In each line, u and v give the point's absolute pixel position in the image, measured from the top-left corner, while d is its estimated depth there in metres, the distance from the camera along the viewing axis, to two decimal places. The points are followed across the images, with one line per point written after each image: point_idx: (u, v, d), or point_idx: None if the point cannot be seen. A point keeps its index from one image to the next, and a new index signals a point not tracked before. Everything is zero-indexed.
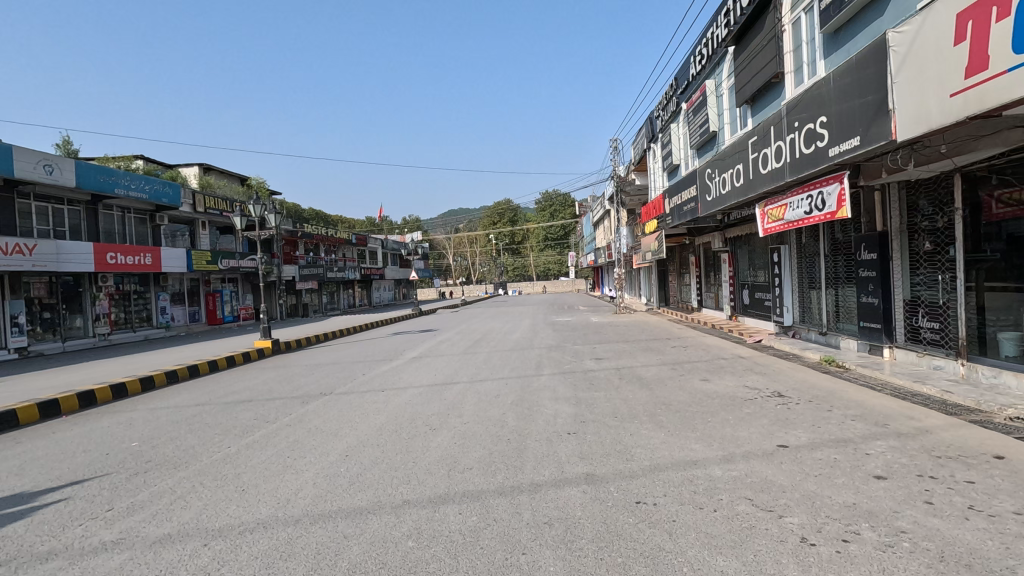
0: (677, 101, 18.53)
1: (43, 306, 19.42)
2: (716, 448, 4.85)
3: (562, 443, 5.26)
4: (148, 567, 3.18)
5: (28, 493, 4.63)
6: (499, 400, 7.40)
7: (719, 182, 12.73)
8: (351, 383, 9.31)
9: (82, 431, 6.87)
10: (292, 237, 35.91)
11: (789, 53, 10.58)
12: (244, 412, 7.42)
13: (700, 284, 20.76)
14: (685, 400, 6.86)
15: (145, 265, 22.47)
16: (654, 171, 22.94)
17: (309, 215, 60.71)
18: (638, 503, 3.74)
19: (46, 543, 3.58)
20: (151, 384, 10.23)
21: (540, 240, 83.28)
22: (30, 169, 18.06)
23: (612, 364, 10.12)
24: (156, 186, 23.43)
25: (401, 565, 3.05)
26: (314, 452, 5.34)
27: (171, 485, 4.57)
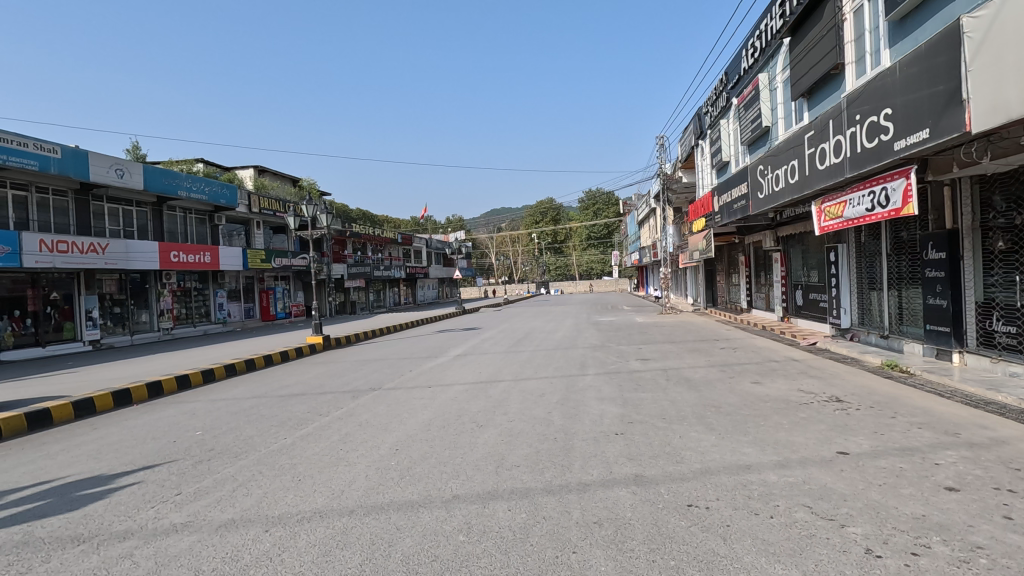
0: (727, 96, 18.06)
1: (113, 301, 20.70)
2: (770, 453, 4.70)
3: (609, 443, 5.22)
4: (215, 551, 3.33)
5: (105, 475, 4.95)
6: (545, 399, 7.40)
7: (772, 178, 12.29)
8: (398, 379, 9.52)
9: (150, 419, 7.29)
10: (341, 236, 36.98)
11: (850, 43, 10.11)
12: (296, 405, 7.71)
13: (750, 284, 20.12)
14: (736, 403, 6.69)
15: (204, 263, 23.61)
16: (701, 169, 22.39)
17: (357, 214, 62.31)
18: (690, 506, 3.68)
19: (122, 523, 3.82)
20: (212, 376, 10.77)
21: (583, 240, 82.60)
22: (104, 172, 19.32)
23: (659, 365, 9.97)
24: (214, 187, 24.57)
25: (453, 559, 3.10)
26: (366, 445, 5.49)
27: (233, 474, 4.79)
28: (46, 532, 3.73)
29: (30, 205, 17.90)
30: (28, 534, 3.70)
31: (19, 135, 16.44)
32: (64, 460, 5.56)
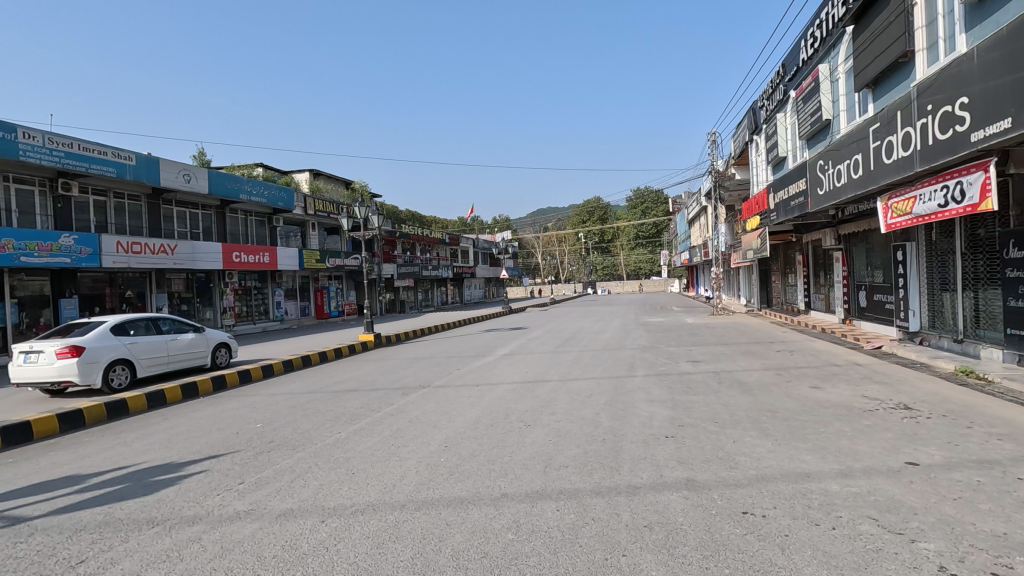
0: (783, 89, 17.41)
1: (181, 299, 21.95)
2: (831, 461, 4.49)
3: (658, 446, 5.12)
4: (276, 539, 3.48)
5: (175, 463, 5.26)
6: (592, 399, 7.35)
7: (833, 174, 11.73)
8: (446, 377, 9.67)
9: (215, 411, 7.70)
10: (391, 237, 37.84)
11: (921, 29, 9.51)
12: (349, 401, 7.95)
13: (808, 284, 19.26)
14: (793, 408, 6.44)
15: (264, 264, 24.73)
16: (756, 165, 21.64)
17: (406, 215, 63.65)
18: (745, 513, 3.56)
19: (192, 509, 4.05)
20: (271, 371, 11.27)
21: (631, 240, 81.30)
22: (173, 178, 20.52)
23: (710, 367, 9.70)
24: (273, 191, 25.70)
25: (502, 557, 3.12)
26: (416, 441, 5.60)
27: (291, 465, 5.00)
28: (124, 514, 4.00)
29: (108, 209, 19.25)
30: (110, 515, 3.98)
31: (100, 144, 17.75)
32: (138, 447, 5.95)
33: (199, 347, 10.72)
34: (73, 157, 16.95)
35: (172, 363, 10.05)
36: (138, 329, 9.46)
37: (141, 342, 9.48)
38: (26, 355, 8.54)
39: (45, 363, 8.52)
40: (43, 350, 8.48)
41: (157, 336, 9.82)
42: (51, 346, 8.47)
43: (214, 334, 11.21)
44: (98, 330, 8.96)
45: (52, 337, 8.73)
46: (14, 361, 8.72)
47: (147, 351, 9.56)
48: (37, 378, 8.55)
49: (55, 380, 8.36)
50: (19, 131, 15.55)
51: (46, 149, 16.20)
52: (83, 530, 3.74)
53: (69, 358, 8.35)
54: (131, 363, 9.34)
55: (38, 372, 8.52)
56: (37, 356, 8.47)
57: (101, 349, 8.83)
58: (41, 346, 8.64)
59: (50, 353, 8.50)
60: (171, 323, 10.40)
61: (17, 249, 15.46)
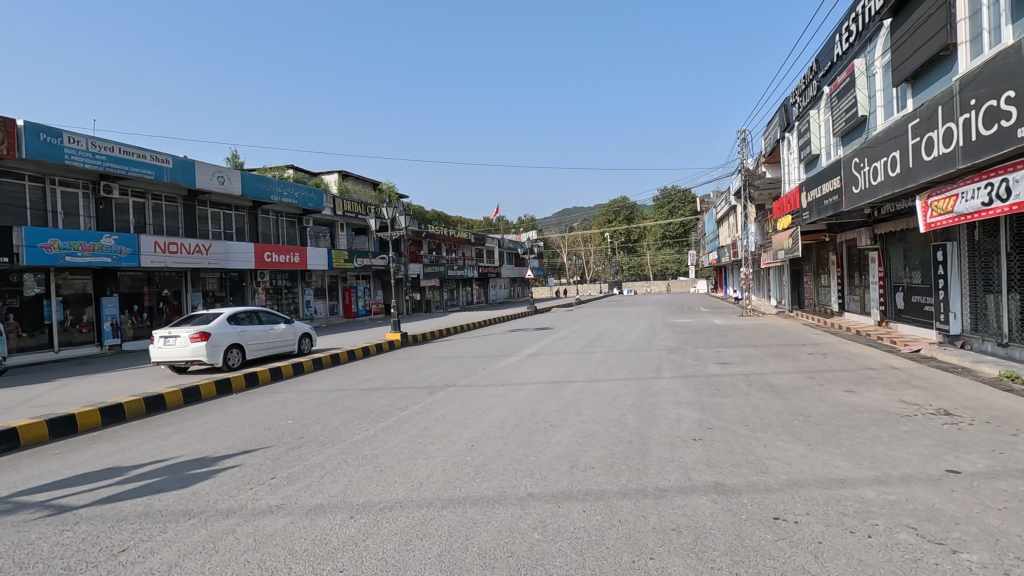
0: (817, 85, 16.99)
1: (215, 298, 22.56)
2: (866, 467, 4.37)
3: (686, 448, 5.05)
4: (306, 533, 3.55)
5: (210, 457, 5.42)
6: (619, 401, 7.30)
7: (870, 172, 11.40)
8: (472, 376, 9.73)
9: (248, 407, 7.90)
10: (417, 237, 38.21)
11: (964, 20, 9.17)
12: (376, 399, 8.05)
13: (842, 285, 18.74)
14: (826, 412, 6.28)
15: (294, 263, 25.27)
16: (787, 163, 21.17)
17: (432, 215, 64.11)
18: (776, 519, 3.49)
19: (226, 501, 4.17)
20: (301, 369, 11.52)
21: (658, 240, 80.36)
22: (208, 180, 21.13)
23: (740, 369, 9.53)
24: (303, 192, 26.24)
25: (528, 556, 3.12)
26: (443, 440, 5.66)
27: (321, 461, 5.09)
28: (163, 505, 4.14)
29: (146, 210, 19.88)
30: (149, 507, 4.12)
31: (139, 147, 18.38)
32: (175, 441, 6.14)
33: (289, 336, 12.72)
34: (114, 160, 17.58)
35: (271, 349, 12.08)
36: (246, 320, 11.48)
37: (250, 330, 11.53)
38: (164, 339, 10.60)
39: (179, 346, 10.55)
40: (179, 335, 10.51)
41: (259, 326, 11.85)
42: (185, 332, 10.50)
43: (300, 325, 13.19)
44: (219, 319, 11.00)
45: (184, 324, 10.76)
46: (154, 343, 10.79)
47: (254, 338, 11.59)
48: (172, 358, 10.56)
49: (190, 359, 10.40)
50: (65, 136, 16.20)
51: (89, 153, 16.84)
52: (124, 520, 3.88)
53: (201, 342, 10.37)
54: (241, 347, 11.38)
55: (175, 353, 10.57)
56: (174, 340, 10.49)
57: (222, 335, 10.86)
58: (176, 331, 10.68)
59: (184, 337, 10.53)
60: (268, 315, 12.43)
61: (61, 248, 16.10)
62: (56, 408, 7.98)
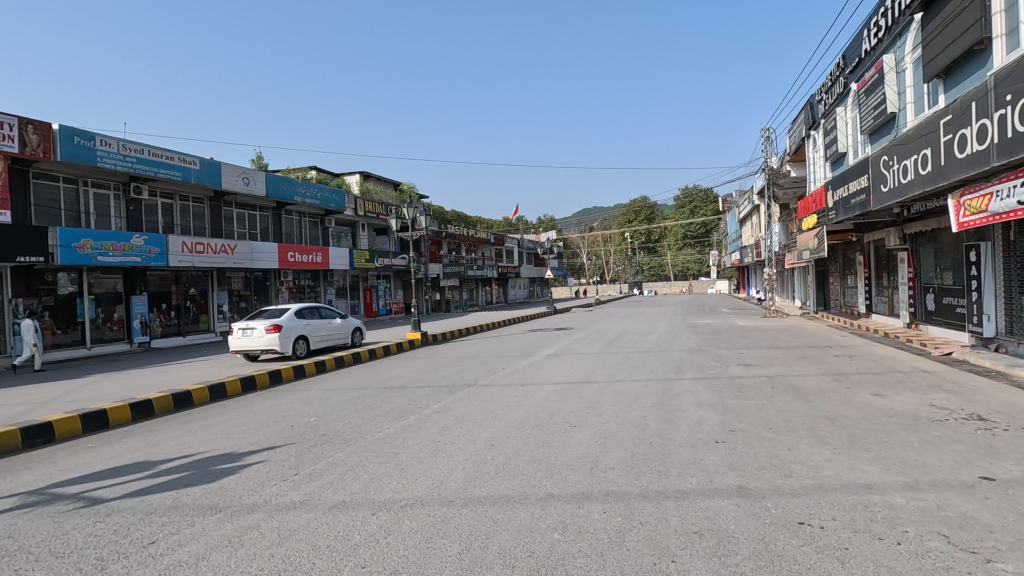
0: (843, 81, 16.65)
1: (240, 296, 22.98)
2: (896, 473, 4.27)
3: (708, 451, 4.99)
4: (329, 529, 3.59)
5: (235, 453, 5.52)
6: (639, 402, 7.24)
7: (899, 170, 11.11)
8: (492, 376, 9.75)
9: (272, 404, 8.04)
10: (437, 237, 38.43)
11: (999, 14, 8.89)
12: (397, 397, 8.12)
13: (869, 286, 18.32)
14: (853, 415, 6.15)
15: (316, 263, 25.64)
16: (813, 162, 20.77)
17: (452, 216, 64.52)
18: (801, 524, 3.42)
19: (252, 497, 4.25)
20: (324, 367, 11.67)
21: (678, 240, 79.53)
22: (234, 181, 21.56)
23: (763, 371, 9.38)
24: (325, 193, 26.61)
25: (548, 556, 3.12)
26: (463, 439, 5.68)
27: (343, 458, 5.15)
28: (191, 499, 4.23)
29: (174, 211, 20.35)
30: (177, 500, 4.22)
31: (168, 150, 18.83)
32: (202, 437, 6.28)
33: (343, 330, 14.34)
34: (144, 162, 18.06)
35: (330, 340, 13.76)
36: (310, 315, 13.14)
37: (313, 323, 13.21)
38: (243, 330, 12.29)
39: (256, 336, 12.24)
40: (256, 327, 12.20)
41: (320, 321, 13.50)
42: (261, 324, 12.18)
43: (353, 321, 14.85)
44: (287, 314, 12.68)
45: (259, 318, 12.43)
46: (233, 334, 12.49)
47: (316, 330, 13.28)
48: (249, 347, 12.21)
49: (265, 347, 12.06)
50: (97, 139, 16.70)
51: (120, 156, 17.33)
52: (153, 513, 3.98)
53: (275, 333, 12.03)
54: (306, 339, 13.06)
55: (252, 342, 12.26)
56: (251, 331, 12.17)
57: (290, 327, 12.53)
58: (252, 324, 12.36)
59: (260, 329, 12.22)
60: (326, 311, 14.08)
61: (94, 248, 16.58)
62: (89, 403, 8.23)
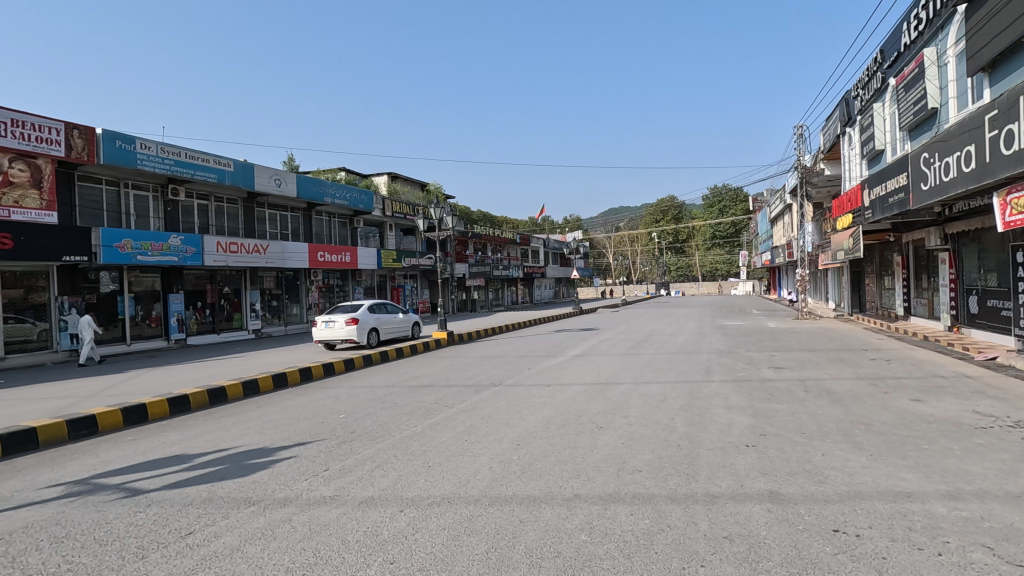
0: (881, 76, 16.15)
1: (271, 295, 23.51)
2: (936, 481, 4.12)
3: (738, 455, 4.91)
4: (358, 524, 3.66)
5: (267, 448, 5.66)
6: (667, 404, 7.16)
7: (940, 168, 10.72)
8: (518, 376, 9.76)
9: (302, 401, 8.20)
10: (463, 237, 38.67)
11: None
12: (424, 396, 8.19)
13: (908, 288, 17.74)
14: (890, 421, 5.96)
15: (345, 262, 26.09)
16: (848, 160, 20.20)
17: (478, 215, 64.77)
18: (836, 531, 3.34)
19: (284, 491, 4.35)
20: (352, 365, 11.87)
21: (707, 239, 78.28)
22: (266, 182, 22.10)
23: (795, 374, 9.17)
24: (354, 194, 27.06)
25: (575, 557, 3.11)
26: (489, 438, 5.71)
27: (372, 455, 5.23)
28: (225, 492, 4.36)
29: (209, 212, 20.94)
30: (213, 493, 4.35)
31: (204, 152, 19.39)
32: (236, 431, 6.45)
33: (405, 323, 16.28)
34: (181, 165, 18.63)
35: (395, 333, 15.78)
36: (380, 310, 15.05)
37: (382, 317, 15.18)
38: (325, 322, 14.18)
39: (337, 328, 14.17)
40: (336, 320, 14.11)
41: (387, 315, 15.44)
42: (341, 317, 14.07)
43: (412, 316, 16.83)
44: (362, 309, 14.61)
45: (338, 312, 14.36)
46: (315, 326, 14.40)
47: (385, 323, 15.25)
48: (330, 337, 14.13)
49: (345, 337, 13.98)
50: (137, 142, 17.29)
51: (159, 158, 17.91)
52: (190, 504, 4.11)
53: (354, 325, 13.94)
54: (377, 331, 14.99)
55: (333, 333, 14.18)
56: (333, 324, 14.09)
57: (365, 320, 14.43)
58: (333, 317, 14.26)
59: (340, 321, 14.15)
60: (390, 307, 16.01)
61: (134, 248, 17.18)
62: (129, 397, 8.52)
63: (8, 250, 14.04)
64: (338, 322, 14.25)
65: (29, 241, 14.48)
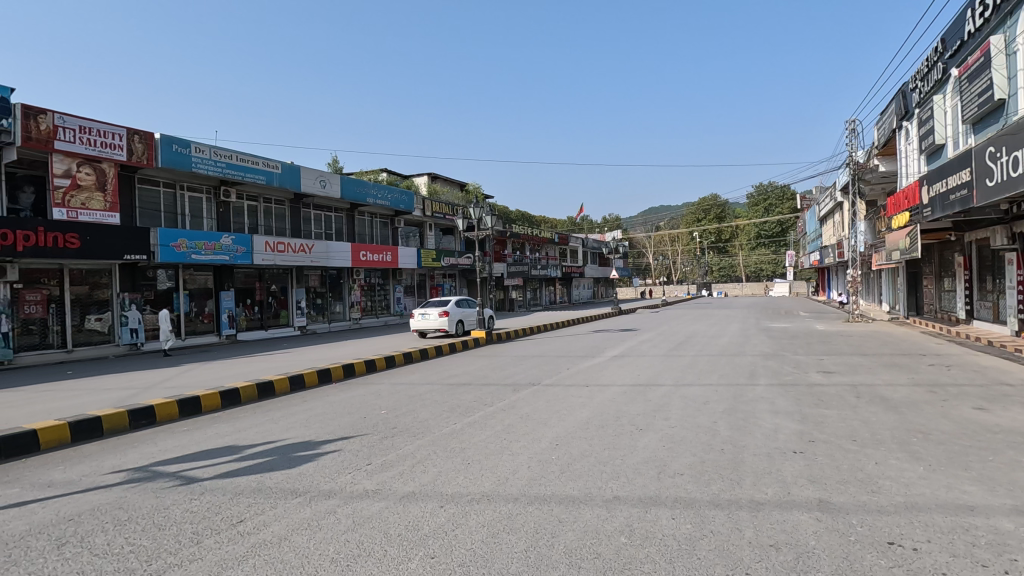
0: (942, 67, 15.32)
1: (316, 293, 24.20)
2: (1001, 495, 3.88)
3: (786, 461, 4.75)
4: (399, 519, 3.72)
5: (312, 441, 5.82)
6: (709, 407, 7.00)
7: (1007, 163, 10.09)
8: (556, 376, 9.73)
9: (345, 397, 8.41)
10: (501, 237, 38.87)
11: None
12: (463, 394, 8.27)
13: (971, 290, 16.77)
14: (950, 430, 5.65)
15: (386, 262, 26.63)
16: (905, 155, 19.26)
17: (517, 215, 64.91)
18: (891, 544, 3.19)
19: (329, 482, 4.48)
20: (393, 361, 12.10)
21: (752, 238, 76.11)
22: (311, 184, 22.79)
23: (845, 379, 8.80)
24: (396, 195, 27.57)
25: (615, 559, 3.08)
26: (528, 437, 5.71)
27: (412, 451, 5.32)
28: (274, 483, 4.52)
29: (258, 212, 21.73)
30: (262, 483, 4.52)
31: (253, 155, 20.13)
32: (283, 424, 6.67)
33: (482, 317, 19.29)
34: (233, 167, 19.40)
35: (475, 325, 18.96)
36: (465, 305, 18.12)
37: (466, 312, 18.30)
38: (421, 315, 17.38)
39: (430, 319, 17.36)
40: (430, 313, 17.29)
41: (470, 309, 18.49)
42: (434, 310, 17.23)
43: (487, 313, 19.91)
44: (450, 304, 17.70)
45: (431, 306, 17.55)
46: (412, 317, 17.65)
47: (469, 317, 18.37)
48: (425, 326, 17.33)
49: (437, 326, 17.12)
50: (192, 146, 18.10)
51: (212, 161, 18.70)
52: (240, 494, 4.28)
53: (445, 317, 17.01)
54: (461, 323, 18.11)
55: (427, 323, 17.36)
56: (427, 316, 17.29)
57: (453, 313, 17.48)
58: (427, 310, 17.41)
59: (433, 314, 17.35)
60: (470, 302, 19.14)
61: (189, 247, 17.98)
62: (184, 390, 8.93)
63: (74, 249, 14.92)
64: (431, 315, 17.43)
65: (94, 241, 15.35)
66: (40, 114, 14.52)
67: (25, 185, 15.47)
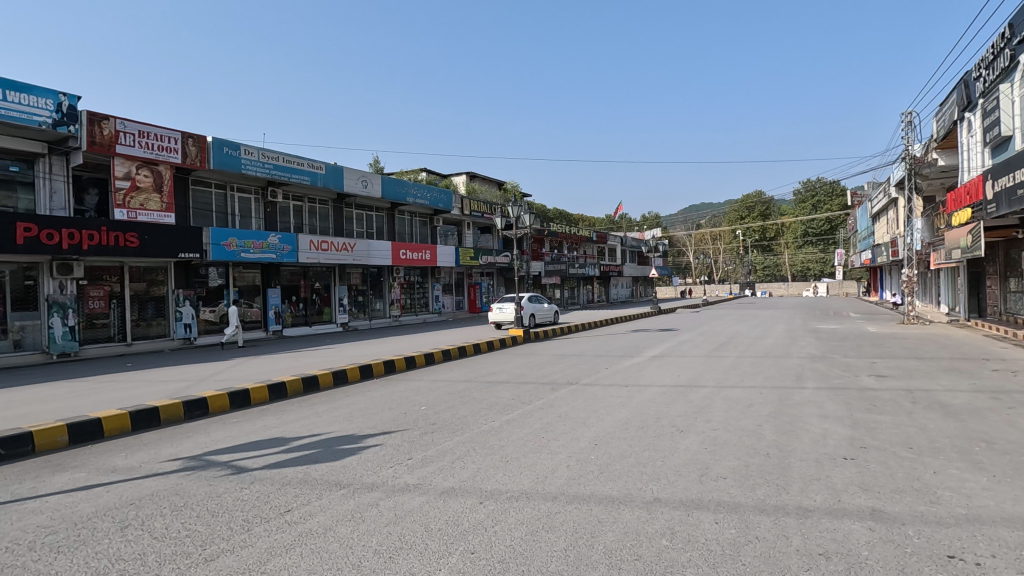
0: (1009, 53, 14.41)
1: (357, 291, 24.76)
2: None
3: (836, 468, 4.57)
4: (440, 514, 3.77)
5: (354, 435, 5.97)
6: (753, 409, 6.81)
7: None
8: (595, 375, 9.67)
9: (385, 392, 8.58)
10: (539, 235, 38.84)
11: None
12: (501, 391, 8.32)
13: None
14: (1017, 440, 5.32)
15: (425, 260, 26.98)
16: (967, 148, 18.20)
17: (554, 214, 64.75)
18: (951, 558, 3.03)
19: (371, 476, 4.58)
20: (433, 358, 12.28)
21: (798, 236, 73.57)
22: (353, 183, 23.31)
23: (900, 384, 8.39)
24: (435, 194, 27.89)
25: (657, 562, 3.04)
26: (567, 437, 5.69)
27: (451, 447, 5.38)
28: (319, 474, 4.65)
29: (303, 212, 22.38)
30: (308, 474, 4.66)
31: (298, 156, 20.75)
32: (327, 418, 6.87)
33: (548, 312, 21.71)
34: (279, 169, 20.05)
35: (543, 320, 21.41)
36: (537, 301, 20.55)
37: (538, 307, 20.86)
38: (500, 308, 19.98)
39: (506, 312, 19.84)
40: (507, 307, 19.78)
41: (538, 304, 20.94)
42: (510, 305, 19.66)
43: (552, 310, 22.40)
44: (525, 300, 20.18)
45: (507, 301, 19.99)
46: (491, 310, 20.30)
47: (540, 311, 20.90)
48: (502, 318, 19.90)
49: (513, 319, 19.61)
50: (242, 148, 18.79)
51: (260, 163, 19.36)
52: (288, 484, 4.43)
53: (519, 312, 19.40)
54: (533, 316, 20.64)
55: (504, 316, 19.95)
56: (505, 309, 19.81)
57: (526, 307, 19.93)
58: (504, 304, 19.95)
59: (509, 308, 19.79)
60: (540, 298, 21.52)
61: (238, 246, 18.68)
62: (235, 383, 9.30)
63: (134, 247, 15.71)
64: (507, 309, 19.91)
65: (152, 240, 16.13)
66: (104, 120, 15.38)
67: (90, 188, 16.40)
